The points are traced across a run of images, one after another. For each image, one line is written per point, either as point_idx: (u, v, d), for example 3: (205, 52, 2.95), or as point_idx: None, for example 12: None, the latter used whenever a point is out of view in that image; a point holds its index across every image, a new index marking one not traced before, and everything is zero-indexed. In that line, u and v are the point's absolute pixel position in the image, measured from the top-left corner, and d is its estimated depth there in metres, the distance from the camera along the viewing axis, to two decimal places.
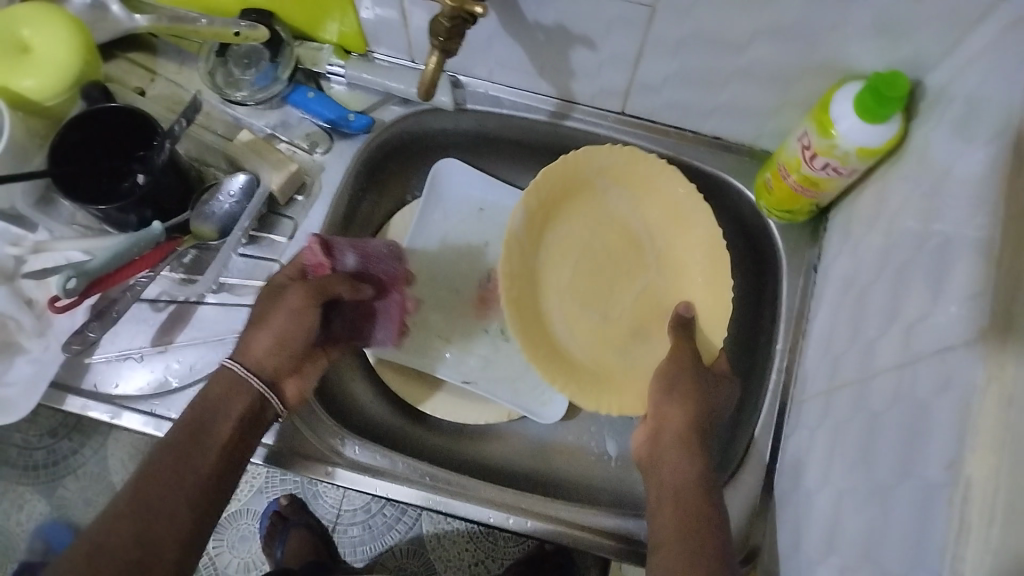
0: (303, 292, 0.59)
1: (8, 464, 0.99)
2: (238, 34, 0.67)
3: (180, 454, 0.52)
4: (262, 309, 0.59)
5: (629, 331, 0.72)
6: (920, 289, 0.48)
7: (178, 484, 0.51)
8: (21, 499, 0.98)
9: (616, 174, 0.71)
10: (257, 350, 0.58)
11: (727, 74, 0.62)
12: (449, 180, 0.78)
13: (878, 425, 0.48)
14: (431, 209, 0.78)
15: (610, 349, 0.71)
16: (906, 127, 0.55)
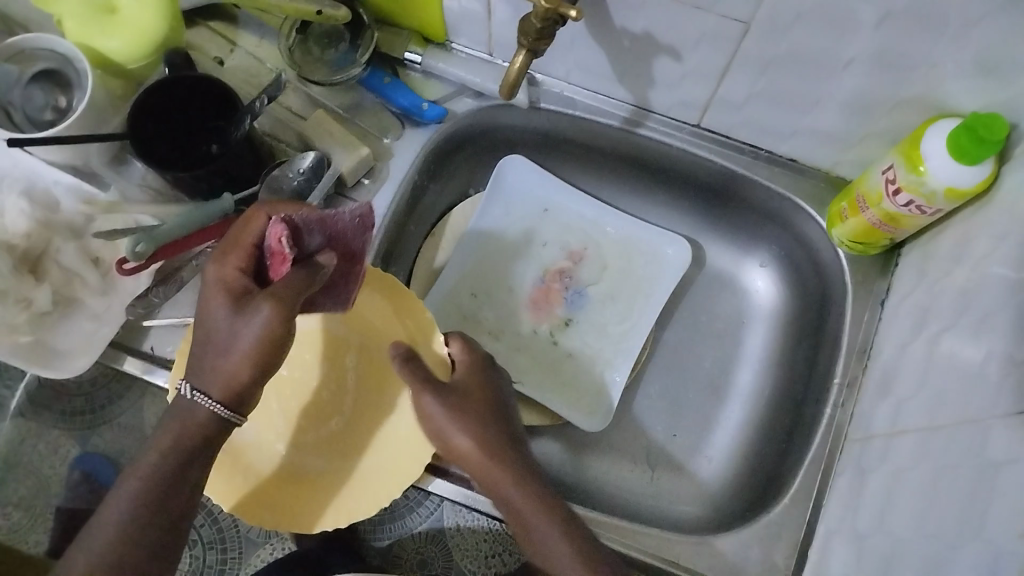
0: (279, 315, 0.46)
1: (46, 405, 0.78)
2: (321, 13, 0.66)
3: (172, 475, 0.49)
4: (225, 325, 0.47)
5: (356, 442, 0.63)
6: (1002, 341, 0.46)
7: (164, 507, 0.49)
8: (56, 444, 0.77)
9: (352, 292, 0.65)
10: (232, 379, 0.48)
11: (815, 99, 0.60)
12: (514, 177, 0.79)
13: (947, 477, 0.46)
14: (492, 204, 0.78)
15: (349, 444, 0.63)
16: (998, 171, 0.53)
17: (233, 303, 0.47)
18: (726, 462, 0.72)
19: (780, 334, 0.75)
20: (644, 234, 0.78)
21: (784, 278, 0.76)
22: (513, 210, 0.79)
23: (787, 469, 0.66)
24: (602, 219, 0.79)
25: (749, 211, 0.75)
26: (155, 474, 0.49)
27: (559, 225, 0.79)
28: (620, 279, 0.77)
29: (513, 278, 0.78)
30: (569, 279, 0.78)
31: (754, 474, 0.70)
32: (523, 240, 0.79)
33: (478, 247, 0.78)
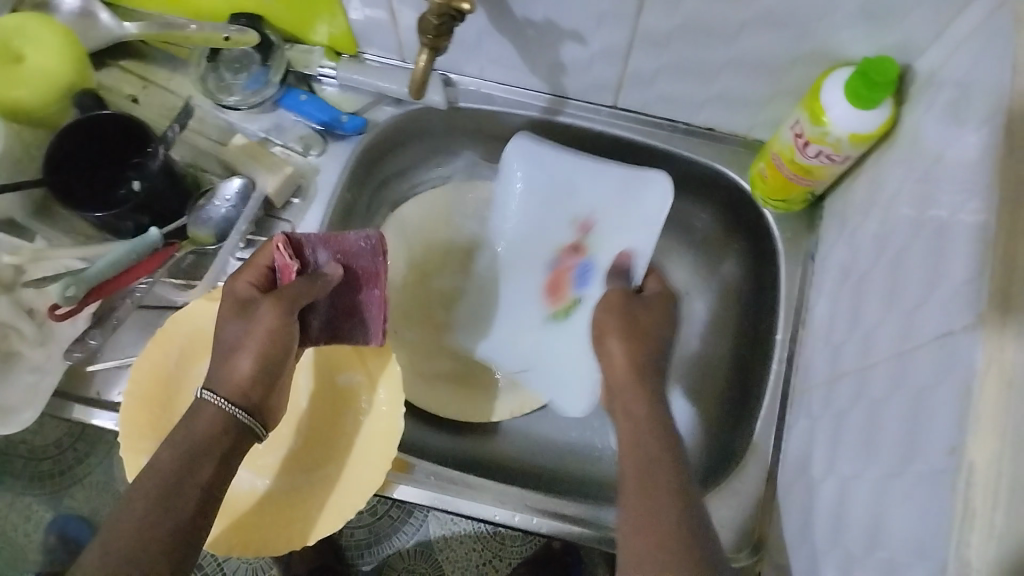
0: (276, 307, 0.52)
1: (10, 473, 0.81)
2: (227, 39, 0.67)
3: (190, 472, 0.46)
4: (236, 329, 0.51)
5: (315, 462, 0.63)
6: (916, 273, 0.48)
7: (183, 503, 0.45)
8: (30, 511, 0.82)
9: None
10: (238, 377, 0.49)
11: (718, 66, 0.62)
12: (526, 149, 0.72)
13: (880, 409, 0.48)
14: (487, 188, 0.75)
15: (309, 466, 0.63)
16: (898, 113, 0.55)
17: (239, 310, 0.52)
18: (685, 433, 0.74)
19: (723, 301, 0.76)
20: (625, 187, 0.69)
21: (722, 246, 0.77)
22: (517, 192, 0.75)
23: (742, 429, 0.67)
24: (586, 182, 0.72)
25: (677, 183, 0.76)
26: (172, 469, 0.45)
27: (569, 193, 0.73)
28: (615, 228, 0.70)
29: (522, 275, 0.76)
30: (581, 252, 0.72)
31: (713, 440, 0.71)
32: (533, 228, 0.75)
33: (542, 239, 0.75)
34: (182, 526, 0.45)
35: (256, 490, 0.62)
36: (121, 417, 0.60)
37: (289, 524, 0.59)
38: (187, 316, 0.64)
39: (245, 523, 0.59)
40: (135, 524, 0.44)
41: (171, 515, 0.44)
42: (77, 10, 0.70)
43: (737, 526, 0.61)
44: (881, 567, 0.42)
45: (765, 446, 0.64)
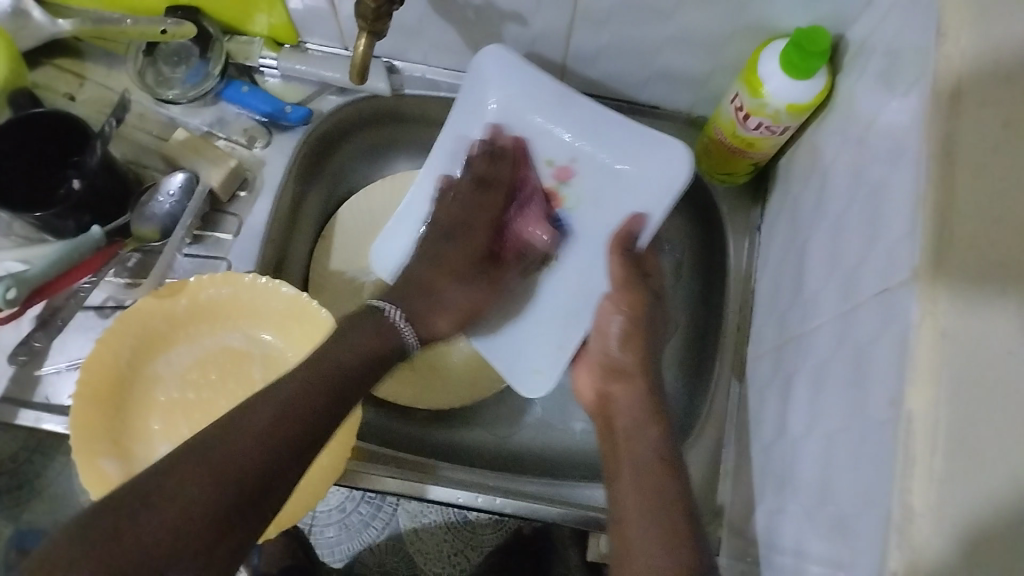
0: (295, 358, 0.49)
1: None
2: (165, 32, 0.66)
3: (316, 407, 0.49)
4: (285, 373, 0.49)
5: None
6: (854, 237, 0.49)
7: (301, 430, 0.47)
8: None
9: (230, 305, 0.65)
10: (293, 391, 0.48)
11: (658, 43, 0.62)
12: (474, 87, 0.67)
13: (825, 370, 0.49)
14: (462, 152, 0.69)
15: None
16: (832, 83, 0.56)
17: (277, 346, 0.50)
18: None
19: None
20: (615, 145, 0.65)
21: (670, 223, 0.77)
22: (489, 138, 0.68)
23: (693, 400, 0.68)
24: (576, 131, 0.66)
25: None
26: (312, 403, 0.49)
27: (548, 137, 0.67)
28: (601, 183, 0.66)
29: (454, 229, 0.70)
30: (552, 203, 0.67)
31: None
32: (497, 174, 0.69)
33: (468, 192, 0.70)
34: (245, 497, 0.43)
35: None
36: (73, 422, 0.59)
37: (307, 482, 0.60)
38: (137, 313, 0.62)
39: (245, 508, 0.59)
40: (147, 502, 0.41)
41: (241, 474, 0.43)
42: (8, 10, 0.67)
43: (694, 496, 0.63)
44: (831, 520, 0.44)
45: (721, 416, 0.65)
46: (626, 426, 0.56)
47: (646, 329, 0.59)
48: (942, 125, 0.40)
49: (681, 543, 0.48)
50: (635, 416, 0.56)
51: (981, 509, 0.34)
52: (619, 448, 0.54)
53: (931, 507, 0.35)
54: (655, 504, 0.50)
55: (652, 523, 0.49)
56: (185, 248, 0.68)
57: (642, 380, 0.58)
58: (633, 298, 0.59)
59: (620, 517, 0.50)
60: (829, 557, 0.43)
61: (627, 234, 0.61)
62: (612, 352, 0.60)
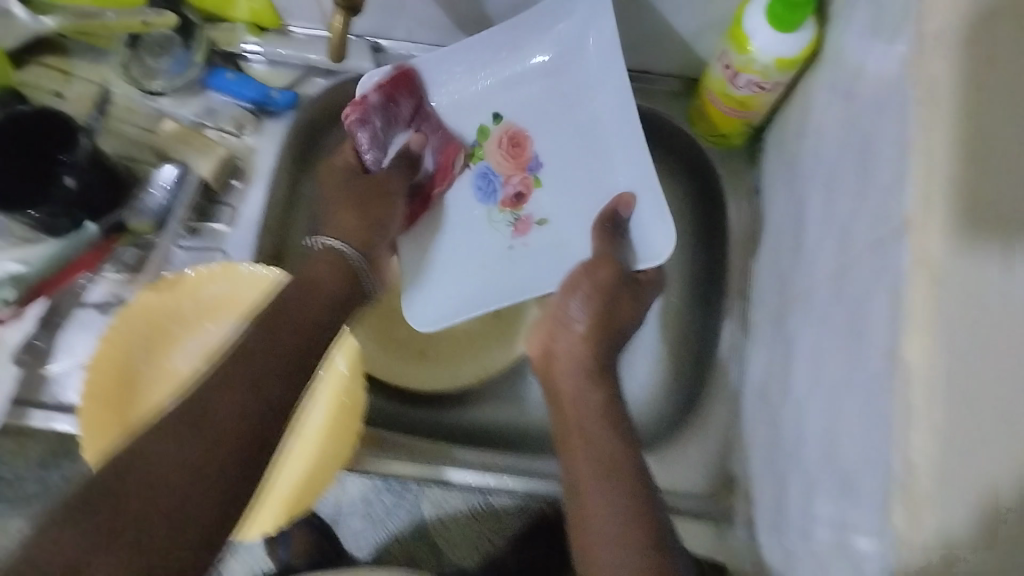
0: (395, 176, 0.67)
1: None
2: (146, 23, 0.66)
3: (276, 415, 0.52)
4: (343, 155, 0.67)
5: None
6: (847, 189, 0.49)
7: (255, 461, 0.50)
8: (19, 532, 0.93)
9: (223, 300, 0.65)
10: (339, 230, 0.65)
11: (642, 4, 0.62)
12: (586, 10, 0.65)
13: (827, 326, 0.49)
14: (505, 59, 0.70)
15: None
16: (821, 33, 0.55)
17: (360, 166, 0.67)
18: (656, 360, 0.73)
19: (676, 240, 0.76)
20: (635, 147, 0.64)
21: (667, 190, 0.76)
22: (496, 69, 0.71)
23: (708, 367, 0.68)
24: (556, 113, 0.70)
25: None
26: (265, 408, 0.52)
27: (580, 137, 0.69)
28: (563, 196, 0.70)
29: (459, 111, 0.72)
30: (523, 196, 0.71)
31: (675, 385, 0.72)
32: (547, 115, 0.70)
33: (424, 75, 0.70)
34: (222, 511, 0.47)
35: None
36: (85, 425, 0.60)
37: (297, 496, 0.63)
38: (130, 313, 0.62)
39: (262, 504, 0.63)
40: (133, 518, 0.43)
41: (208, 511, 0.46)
42: None
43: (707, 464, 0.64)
44: (836, 480, 0.45)
45: (729, 381, 0.66)
46: (568, 394, 0.58)
47: (611, 314, 0.59)
48: (927, 71, 0.40)
49: (630, 489, 0.52)
50: (579, 395, 0.57)
51: (995, 482, 0.33)
52: (565, 412, 0.57)
53: (932, 461, 0.35)
54: (606, 469, 0.53)
55: (615, 482, 0.53)
56: (181, 241, 0.68)
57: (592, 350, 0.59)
58: (605, 270, 0.60)
59: (580, 477, 0.54)
60: (837, 515, 0.44)
61: (611, 212, 0.62)
62: (571, 314, 0.60)
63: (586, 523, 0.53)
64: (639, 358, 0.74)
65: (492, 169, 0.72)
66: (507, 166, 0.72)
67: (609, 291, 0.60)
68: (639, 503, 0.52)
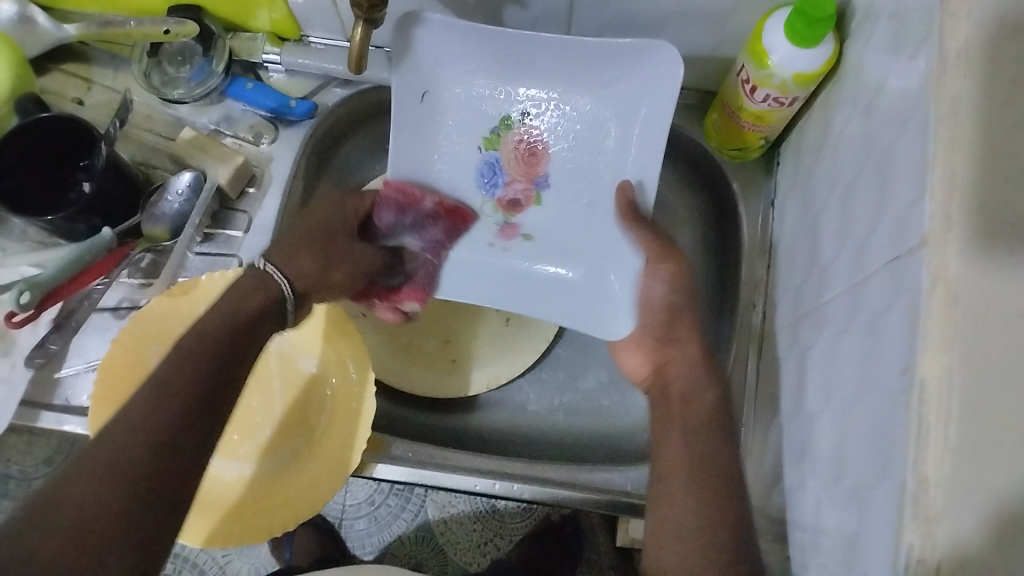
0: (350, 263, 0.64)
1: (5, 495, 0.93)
2: (168, 32, 0.66)
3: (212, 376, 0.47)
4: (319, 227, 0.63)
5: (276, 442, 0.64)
6: (865, 205, 0.49)
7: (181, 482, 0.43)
8: None
9: None
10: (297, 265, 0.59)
11: (662, 17, 0.62)
12: (638, 82, 0.64)
13: (841, 341, 0.49)
14: (519, 64, 0.66)
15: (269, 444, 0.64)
16: (840, 49, 0.55)
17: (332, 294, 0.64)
18: None
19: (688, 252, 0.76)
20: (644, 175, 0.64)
21: (680, 202, 0.76)
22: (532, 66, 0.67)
23: None
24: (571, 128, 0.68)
25: None
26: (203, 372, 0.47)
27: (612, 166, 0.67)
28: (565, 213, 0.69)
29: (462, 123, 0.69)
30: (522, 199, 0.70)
31: None
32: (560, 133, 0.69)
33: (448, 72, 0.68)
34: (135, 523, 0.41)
35: (243, 476, 0.63)
36: (96, 420, 0.60)
37: (290, 502, 0.61)
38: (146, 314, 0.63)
39: (260, 506, 0.61)
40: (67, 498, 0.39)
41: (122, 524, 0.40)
42: (14, 17, 0.67)
43: None
44: (848, 494, 0.45)
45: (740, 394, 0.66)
46: (681, 389, 0.57)
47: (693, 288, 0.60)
48: (950, 90, 0.40)
49: (721, 478, 0.51)
50: (685, 388, 0.57)
51: (999, 491, 0.33)
52: (676, 411, 0.56)
53: (945, 478, 0.35)
54: (689, 466, 0.52)
55: (697, 459, 0.52)
56: (196, 246, 0.69)
57: (688, 341, 0.59)
58: (675, 262, 0.61)
59: (669, 457, 0.53)
60: (849, 528, 0.43)
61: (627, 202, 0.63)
62: (654, 312, 0.60)
63: (662, 488, 0.52)
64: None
65: (501, 162, 0.70)
66: (516, 170, 0.70)
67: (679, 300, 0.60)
68: (724, 502, 0.50)
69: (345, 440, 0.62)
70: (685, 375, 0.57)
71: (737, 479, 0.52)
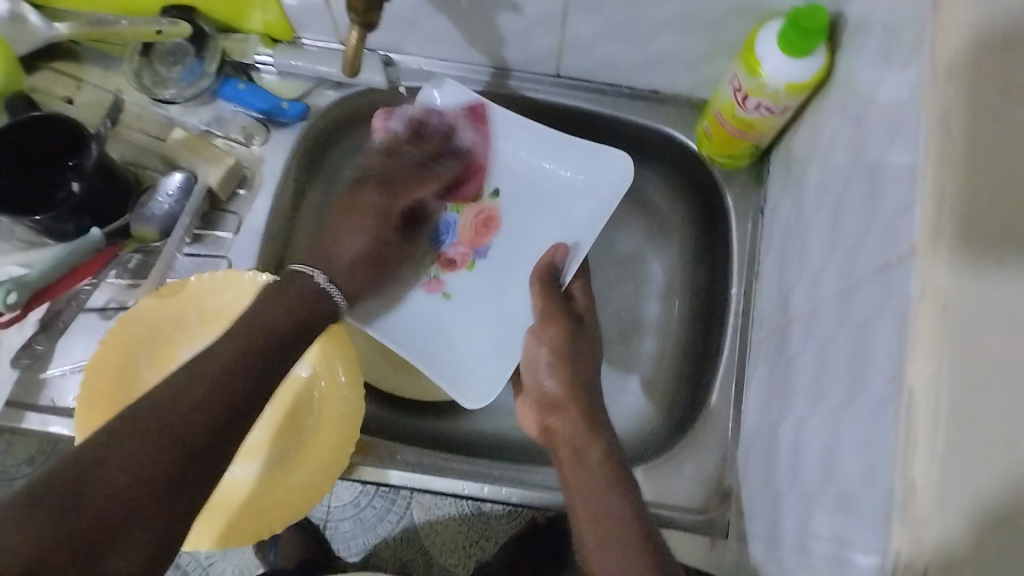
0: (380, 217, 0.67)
1: None
2: (160, 32, 0.66)
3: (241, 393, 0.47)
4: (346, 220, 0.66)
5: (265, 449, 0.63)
6: (855, 213, 0.49)
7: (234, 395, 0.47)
8: None
9: (229, 308, 0.65)
10: (344, 250, 0.64)
11: (655, 25, 0.62)
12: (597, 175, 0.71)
13: (829, 349, 0.49)
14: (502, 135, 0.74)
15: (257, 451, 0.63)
16: (832, 60, 0.56)
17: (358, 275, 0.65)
18: (657, 377, 0.74)
19: (678, 260, 0.76)
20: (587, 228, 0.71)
21: (672, 208, 0.76)
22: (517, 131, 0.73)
23: (706, 386, 0.68)
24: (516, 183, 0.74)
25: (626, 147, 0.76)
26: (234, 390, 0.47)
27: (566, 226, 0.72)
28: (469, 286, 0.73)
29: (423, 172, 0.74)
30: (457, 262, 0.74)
31: (674, 403, 0.72)
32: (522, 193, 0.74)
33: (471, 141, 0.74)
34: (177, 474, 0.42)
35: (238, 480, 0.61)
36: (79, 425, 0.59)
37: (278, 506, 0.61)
38: (134, 319, 0.63)
39: (246, 509, 0.60)
40: (104, 464, 0.39)
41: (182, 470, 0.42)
42: (5, 15, 0.67)
43: (703, 482, 0.64)
44: (835, 500, 0.45)
45: (728, 399, 0.66)
46: (571, 447, 0.57)
47: (577, 357, 0.62)
48: (940, 101, 0.40)
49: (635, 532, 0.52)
50: (577, 444, 0.57)
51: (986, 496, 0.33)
52: (568, 473, 0.56)
53: (932, 487, 0.35)
54: (603, 526, 0.52)
55: (603, 506, 0.53)
56: (185, 248, 0.68)
57: (574, 411, 0.58)
58: (555, 328, 0.63)
59: (581, 517, 0.53)
60: (835, 535, 0.44)
61: (548, 263, 0.66)
62: (544, 387, 0.61)
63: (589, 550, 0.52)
64: (638, 376, 0.74)
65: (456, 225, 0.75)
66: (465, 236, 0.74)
67: (574, 358, 0.61)
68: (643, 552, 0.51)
69: (334, 445, 0.62)
70: (568, 429, 0.58)
71: (643, 509, 0.54)
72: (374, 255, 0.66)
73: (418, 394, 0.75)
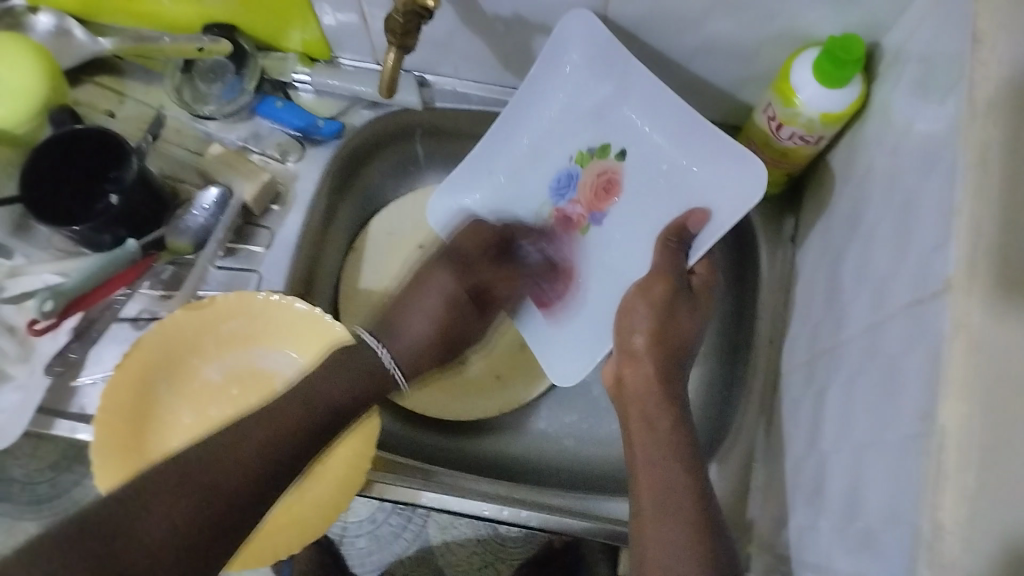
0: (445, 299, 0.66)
1: (10, 500, 0.93)
2: (201, 50, 0.68)
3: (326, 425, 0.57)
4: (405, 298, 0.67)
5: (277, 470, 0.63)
6: (887, 245, 0.49)
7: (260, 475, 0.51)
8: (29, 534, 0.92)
9: (247, 331, 0.66)
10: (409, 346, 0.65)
11: (691, 51, 0.62)
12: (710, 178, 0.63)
13: (858, 382, 0.49)
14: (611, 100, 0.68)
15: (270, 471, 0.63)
16: (868, 90, 0.55)
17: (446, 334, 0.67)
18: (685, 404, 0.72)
19: None
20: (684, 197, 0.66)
21: None
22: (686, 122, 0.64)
23: (729, 414, 0.67)
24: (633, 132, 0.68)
25: None
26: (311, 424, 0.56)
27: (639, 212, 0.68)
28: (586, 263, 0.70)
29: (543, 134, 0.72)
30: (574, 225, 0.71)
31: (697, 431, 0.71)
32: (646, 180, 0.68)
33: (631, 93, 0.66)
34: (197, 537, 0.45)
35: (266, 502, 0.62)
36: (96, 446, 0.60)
37: (297, 520, 0.61)
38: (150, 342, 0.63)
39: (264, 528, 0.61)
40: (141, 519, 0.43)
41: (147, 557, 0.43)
42: (51, 29, 0.69)
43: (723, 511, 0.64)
44: (859, 536, 0.44)
45: (754, 429, 0.65)
46: (654, 429, 0.55)
47: (674, 319, 0.58)
48: (981, 137, 0.40)
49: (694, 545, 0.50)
50: (658, 431, 0.55)
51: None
52: (633, 436, 0.56)
53: (960, 526, 0.35)
54: (657, 488, 0.53)
55: (664, 501, 0.52)
56: (218, 261, 0.69)
57: (649, 367, 0.57)
58: (661, 285, 0.59)
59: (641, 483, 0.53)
60: (858, 572, 0.43)
61: (680, 225, 0.62)
62: (633, 339, 0.59)
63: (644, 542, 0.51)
64: None
65: (579, 180, 0.72)
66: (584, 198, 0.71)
67: (669, 316, 0.58)
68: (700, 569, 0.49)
69: (351, 461, 0.62)
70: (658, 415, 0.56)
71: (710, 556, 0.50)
72: (450, 341, 0.68)
73: (460, 414, 0.75)
